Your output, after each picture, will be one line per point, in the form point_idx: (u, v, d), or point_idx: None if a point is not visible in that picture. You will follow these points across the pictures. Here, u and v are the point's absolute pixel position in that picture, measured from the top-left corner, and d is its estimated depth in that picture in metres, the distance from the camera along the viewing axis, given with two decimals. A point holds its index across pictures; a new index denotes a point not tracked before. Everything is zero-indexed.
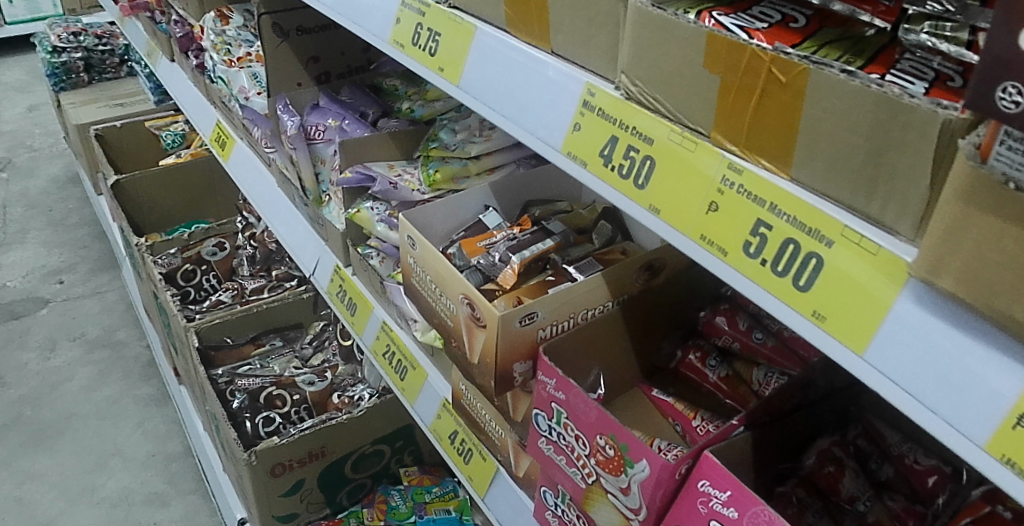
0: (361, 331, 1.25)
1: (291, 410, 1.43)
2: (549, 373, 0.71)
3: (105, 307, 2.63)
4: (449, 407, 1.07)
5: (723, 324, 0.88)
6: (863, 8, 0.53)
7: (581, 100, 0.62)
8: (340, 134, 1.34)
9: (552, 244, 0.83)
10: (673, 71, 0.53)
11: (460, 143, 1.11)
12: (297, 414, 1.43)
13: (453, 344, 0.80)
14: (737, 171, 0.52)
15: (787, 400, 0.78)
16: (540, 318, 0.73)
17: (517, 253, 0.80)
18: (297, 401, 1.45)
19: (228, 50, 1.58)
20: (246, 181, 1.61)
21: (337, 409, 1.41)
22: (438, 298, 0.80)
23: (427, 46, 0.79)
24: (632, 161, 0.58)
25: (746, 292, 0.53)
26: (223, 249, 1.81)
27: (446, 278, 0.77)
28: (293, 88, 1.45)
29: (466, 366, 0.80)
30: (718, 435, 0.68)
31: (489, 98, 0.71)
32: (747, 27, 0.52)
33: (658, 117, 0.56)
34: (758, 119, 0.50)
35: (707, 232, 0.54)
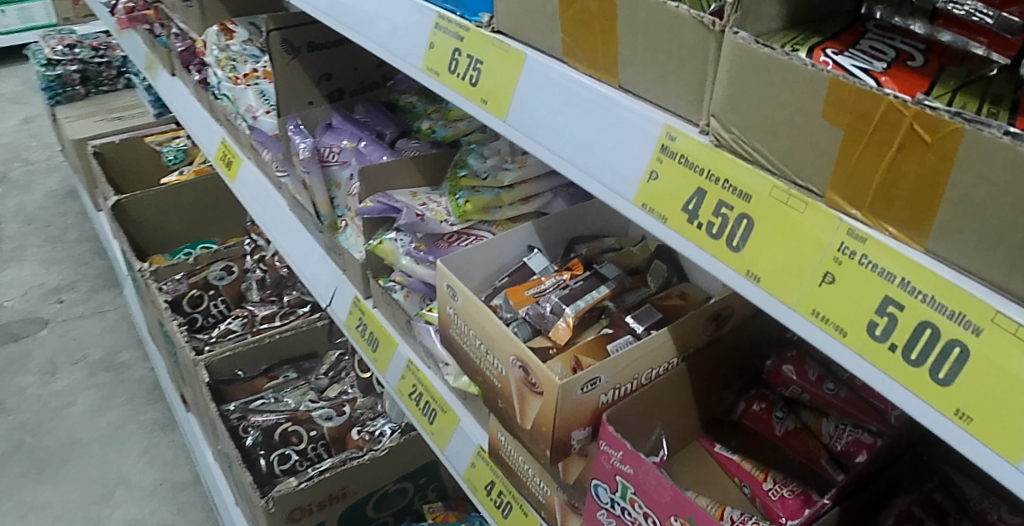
0: (384, 370, 1.17)
1: (308, 447, 1.36)
2: (615, 444, 0.64)
3: (107, 327, 2.55)
4: (484, 455, 1.00)
5: (791, 374, 0.82)
6: (973, 38, 0.46)
7: (659, 144, 0.54)
8: (356, 156, 1.26)
9: (607, 291, 0.79)
10: (782, 119, 0.45)
11: (492, 171, 1.05)
12: (314, 451, 1.35)
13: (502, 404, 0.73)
14: (859, 238, 0.44)
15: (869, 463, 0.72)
16: (603, 383, 0.66)
17: (571, 304, 0.76)
18: (314, 437, 1.37)
19: (234, 67, 1.50)
20: (254, 203, 1.52)
21: (357, 447, 1.33)
22: (483, 357, 0.73)
23: (466, 75, 0.70)
24: (724, 219, 0.50)
25: (867, 378, 0.46)
26: (231, 272, 1.75)
27: (494, 334, 0.70)
28: (304, 107, 1.37)
29: (516, 429, 0.73)
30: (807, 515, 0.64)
31: (546, 136, 0.63)
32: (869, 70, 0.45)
33: (757, 170, 0.48)
34: (891, 179, 0.42)
35: (819, 306, 0.46)
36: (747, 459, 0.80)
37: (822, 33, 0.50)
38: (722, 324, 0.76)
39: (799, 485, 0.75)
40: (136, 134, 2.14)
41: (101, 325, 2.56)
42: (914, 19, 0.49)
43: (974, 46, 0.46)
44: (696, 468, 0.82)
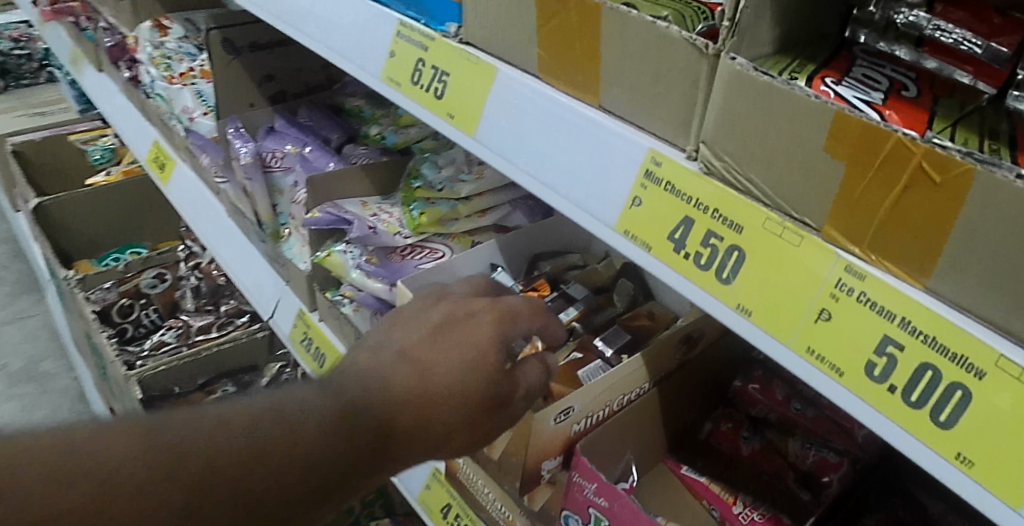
0: None
1: None
2: (591, 476, 0.62)
3: (28, 335, 2.40)
4: (439, 477, 0.96)
5: (758, 393, 0.84)
6: (960, 66, 0.46)
7: (643, 169, 0.51)
8: (301, 162, 1.20)
9: (576, 312, 0.78)
10: (781, 150, 0.44)
11: (448, 183, 1.00)
12: None
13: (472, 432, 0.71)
14: (857, 275, 0.43)
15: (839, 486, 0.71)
16: (577, 411, 0.65)
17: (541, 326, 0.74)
18: None
19: (169, 65, 1.44)
20: (190, 208, 1.43)
21: None
22: None
23: (430, 87, 0.66)
24: (713, 250, 0.48)
25: (863, 418, 0.44)
26: (164, 280, 1.66)
27: None
28: (246, 110, 1.31)
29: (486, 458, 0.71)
30: None
31: (519, 156, 0.60)
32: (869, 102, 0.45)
33: (749, 201, 0.47)
34: (894, 215, 0.41)
35: (815, 344, 0.45)
36: (716, 481, 0.79)
37: (814, 59, 0.49)
38: (692, 345, 0.74)
39: (769, 508, 0.76)
40: (58, 131, 2.00)
41: (22, 333, 2.40)
42: (900, 45, 0.48)
43: (957, 72, 0.46)
44: (665, 494, 0.81)
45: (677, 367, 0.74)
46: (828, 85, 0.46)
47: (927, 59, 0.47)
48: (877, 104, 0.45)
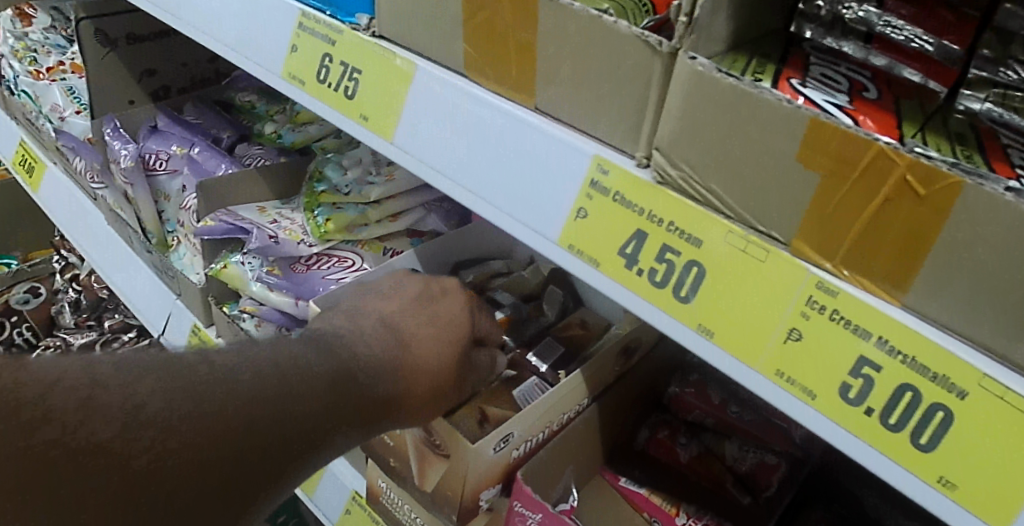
0: None
1: None
2: (533, 507, 0.57)
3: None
4: (360, 500, 0.88)
5: (693, 398, 0.82)
6: (908, 64, 0.44)
7: (587, 178, 0.47)
8: (189, 165, 1.08)
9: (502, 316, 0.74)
10: (747, 158, 0.41)
11: (356, 185, 0.91)
12: None
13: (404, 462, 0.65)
14: (830, 291, 0.40)
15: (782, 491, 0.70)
16: (516, 437, 0.60)
17: None
18: None
19: (34, 59, 1.29)
20: (65, 217, 1.29)
21: None
22: None
23: (339, 86, 0.59)
24: (670, 266, 0.44)
25: (836, 443, 0.41)
26: (38, 295, 1.51)
27: None
28: (124, 107, 1.18)
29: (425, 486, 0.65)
30: None
31: (444, 163, 0.53)
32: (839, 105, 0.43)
33: (710, 214, 0.43)
34: (869, 227, 0.39)
35: (785, 367, 0.42)
36: (656, 492, 0.77)
37: (770, 57, 0.47)
38: (629, 356, 0.72)
39: (712, 517, 0.74)
40: None
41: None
42: (847, 41, 0.45)
43: (904, 68, 0.44)
44: (605, 507, 0.78)
45: (615, 379, 0.71)
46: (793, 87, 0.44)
47: (875, 55, 0.45)
48: (848, 108, 0.43)
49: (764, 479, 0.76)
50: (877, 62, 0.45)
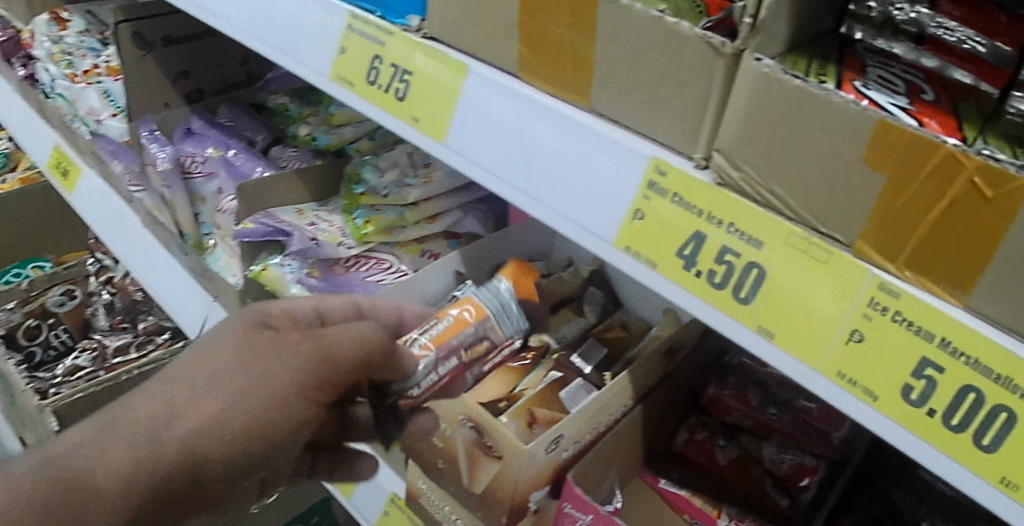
0: None
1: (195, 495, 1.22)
2: (585, 508, 0.58)
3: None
4: (398, 502, 0.89)
5: (732, 399, 0.80)
6: (960, 66, 0.43)
7: (645, 179, 0.47)
8: (224, 166, 1.09)
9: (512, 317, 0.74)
10: (811, 160, 0.41)
11: (394, 188, 0.92)
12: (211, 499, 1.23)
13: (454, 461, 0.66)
14: (892, 293, 0.40)
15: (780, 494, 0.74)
16: (566, 440, 0.61)
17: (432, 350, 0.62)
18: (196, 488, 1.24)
19: (71, 63, 1.31)
20: (99, 220, 1.31)
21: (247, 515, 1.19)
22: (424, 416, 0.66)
23: (389, 88, 0.59)
24: (729, 267, 0.44)
25: (897, 443, 0.41)
26: (73, 297, 1.53)
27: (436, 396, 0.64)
28: (160, 109, 1.19)
29: (473, 489, 0.66)
30: None
31: (495, 163, 0.54)
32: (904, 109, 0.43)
33: (771, 215, 0.43)
34: (935, 228, 0.39)
35: (846, 368, 0.42)
36: (697, 494, 0.77)
37: (828, 58, 0.47)
38: (672, 357, 0.72)
39: (754, 519, 0.73)
40: None
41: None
42: (899, 42, 0.45)
43: (957, 71, 0.43)
44: (644, 511, 0.78)
45: (660, 379, 0.72)
46: (857, 88, 0.44)
47: (925, 56, 0.44)
48: (913, 110, 0.43)
49: (801, 481, 0.76)
50: (926, 62, 0.44)
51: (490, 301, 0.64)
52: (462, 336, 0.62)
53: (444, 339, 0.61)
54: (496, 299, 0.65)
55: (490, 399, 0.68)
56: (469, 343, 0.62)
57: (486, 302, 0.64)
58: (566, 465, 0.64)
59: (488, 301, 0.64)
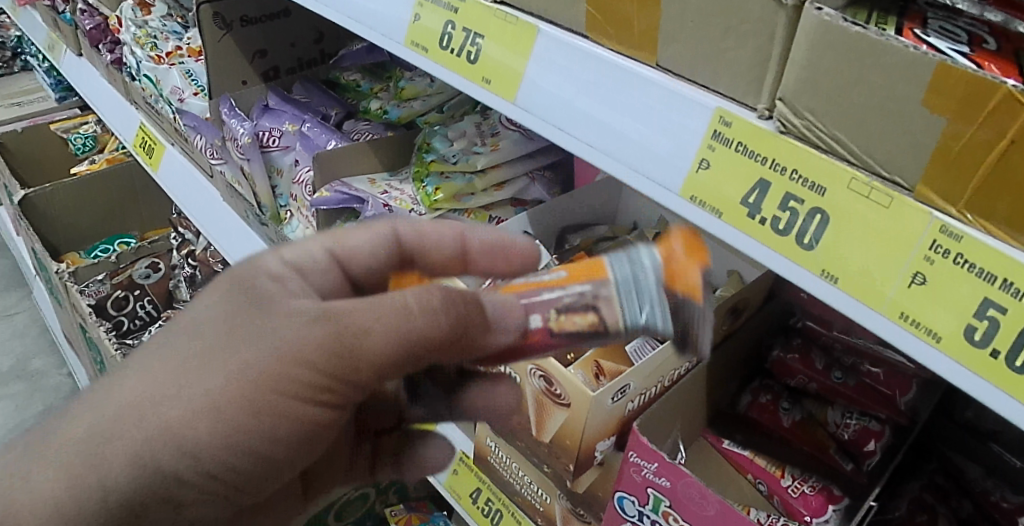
0: None
1: None
2: (652, 457, 0.60)
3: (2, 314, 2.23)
4: (467, 461, 0.92)
5: (796, 362, 0.81)
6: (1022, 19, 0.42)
7: (710, 130, 0.49)
8: (301, 140, 1.15)
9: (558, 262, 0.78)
10: (872, 105, 0.42)
11: (462, 155, 0.96)
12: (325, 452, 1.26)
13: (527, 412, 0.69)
14: (953, 236, 0.41)
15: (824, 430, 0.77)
16: (631, 390, 0.64)
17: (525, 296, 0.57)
18: None
19: (155, 45, 1.38)
20: (182, 194, 1.37)
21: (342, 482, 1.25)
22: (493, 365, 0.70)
23: (462, 51, 0.63)
24: (793, 214, 0.46)
25: (961, 385, 0.42)
26: (157, 270, 1.63)
27: None
28: (238, 87, 1.24)
29: (541, 437, 0.69)
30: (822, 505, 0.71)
31: (564, 121, 0.56)
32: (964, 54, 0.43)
33: (835, 162, 0.44)
34: (998, 169, 0.39)
35: (908, 310, 0.42)
36: (760, 454, 0.78)
37: (888, 10, 0.47)
38: (736, 318, 0.75)
39: (818, 480, 0.75)
40: (36, 122, 1.91)
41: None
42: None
43: (1021, 23, 0.41)
44: (710, 471, 0.79)
45: (723, 337, 0.74)
46: (917, 36, 0.45)
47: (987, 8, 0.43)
48: (974, 55, 0.43)
49: (866, 446, 0.75)
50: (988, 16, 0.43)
51: (620, 265, 0.55)
52: (563, 293, 0.56)
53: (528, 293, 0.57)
54: (628, 268, 0.54)
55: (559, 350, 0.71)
56: (568, 308, 0.55)
57: (613, 268, 0.55)
58: (631, 416, 0.67)
59: (615, 265, 0.55)
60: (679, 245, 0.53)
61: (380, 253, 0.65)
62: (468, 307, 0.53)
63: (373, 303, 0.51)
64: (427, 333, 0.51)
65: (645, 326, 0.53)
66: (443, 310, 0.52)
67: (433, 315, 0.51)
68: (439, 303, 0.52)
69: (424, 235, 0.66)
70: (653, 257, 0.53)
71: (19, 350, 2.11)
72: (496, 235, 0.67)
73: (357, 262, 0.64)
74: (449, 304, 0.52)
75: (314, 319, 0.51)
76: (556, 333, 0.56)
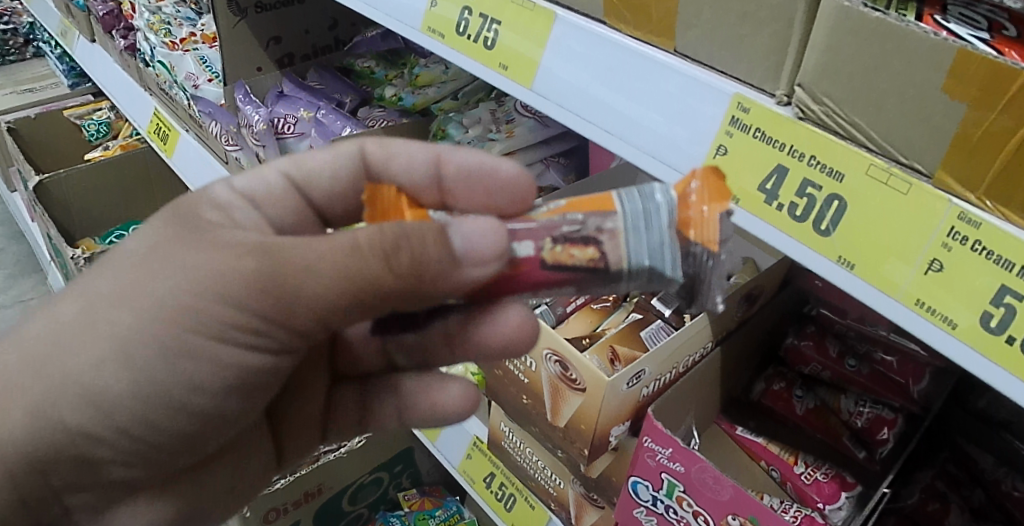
0: (436, 440, 0.99)
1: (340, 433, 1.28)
2: (666, 441, 0.60)
3: (16, 299, 2.24)
4: (481, 446, 0.93)
5: (810, 350, 0.80)
6: None
7: (728, 116, 0.49)
8: (316, 127, 1.14)
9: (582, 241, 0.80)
10: (892, 91, 0.42)
11: (477, 141, 0.97)
12: None
13: (543, 397, 0.70)
14: (972, 223, 0.41)
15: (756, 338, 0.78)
16: (647, 375, 0.64)
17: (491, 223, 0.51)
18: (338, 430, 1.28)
19: (169, 31, 1.39)
20: (196, 179, 1.36)
21: (358, 466, 1.26)
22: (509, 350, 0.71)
23: (479, 37, 0.63)
24: (811, 200, 0.46)
25: (977, 372, 0.42)
26: None
27: None
28: (253, 74, 1.24)
29: (556, 423, 0.69)
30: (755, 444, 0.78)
31: (581, 105, 0.56)
32: (983, 41, 0.43)
33: (853, 148, 0.44)
34: (1017, 156, 0.39)
35: (925, 296, 0.42)
36: (773, 442, 0.78)
37: None
38: (751, 304, 0.75)
39: (831, 467, 0.75)
40: (49, 107, 1.92)
41: (5, 296, 2.24)
42: None
43: None
44: (724, 458, 0.79)
45: (739, 324, 0.75)
46: (937, 23, 0.45)
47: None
48: (994, 42, 0.43)
49: (879, 433, 0.75)
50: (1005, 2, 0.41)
51: (629, 193, 0.50)
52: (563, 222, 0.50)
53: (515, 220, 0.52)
54: (639, 206, 0.49)
55: (575, 335, 0.75)
56: (567, 240, 0.50)
57: (620, 199, 0.50)
58: (646, 401, 0.68)
59: (623, 196, 0.50)
60: (702, 187, 0.48)
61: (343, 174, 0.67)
62: (422, 248, 0.46)
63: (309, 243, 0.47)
64: (377, 277, 0.47)
65: (649, 269, 0.49)
66: (395, 253, 0.46)
67: (384, 257, 0.46)
68: (394, 241, 0.46)
69: (393, 157, 0.65)
70: (665, 192, 0.49)
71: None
72: (477, 156, 0.62)
73: (317, 187, 0.67)
74: (402, 239, 0.46)
75: (246, 253, 0.48)
76: (550, 266, 0.50)
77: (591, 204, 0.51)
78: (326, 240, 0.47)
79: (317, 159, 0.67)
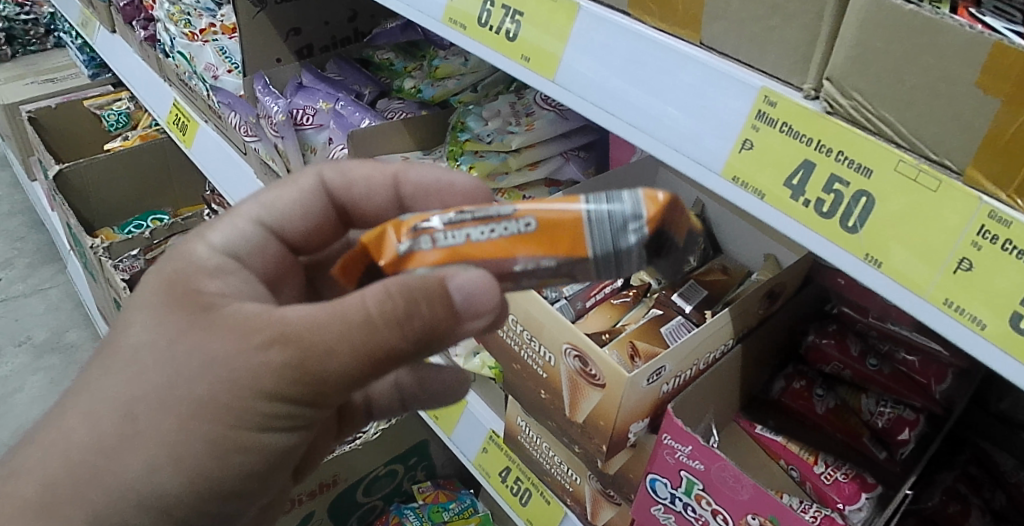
0: (451, 432, 0.99)
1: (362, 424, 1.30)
2: (686, 439, 0.59)
3: (35, 288, 2.26)
4: (498, 440, 0.93)
5: (832, 349, 0.79)
6: None
7: (754, 110, 0.48)
8: (334, 119, 1.14)
9: None
10: (925, 85, 0.41)
11: (496, 134, 0.97)
12: None
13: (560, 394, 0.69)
14: (1003, 221, 0.39)
15: (774, 337, 0.77)
16: (667, 372, 0.64)
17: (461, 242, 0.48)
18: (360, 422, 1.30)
19: (188, 21, 1.39)
20: (216, 171, 1.35)
21: (373, 458, 1.27)
22: (527, 343, 0.71)
23: (501, 29, 0.63)
24: (838, 196, 0.45)
25: (1006, 373, 0.41)
26: None
27: (543, 326, 0.67)
28: (273, 65, 1.24)
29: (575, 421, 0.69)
30: (776, 444, 0.77)
31: (603, 98, 0.56)
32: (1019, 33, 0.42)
33: (882, 143, 0.43)
34: None
35: (953, 296, 0.41)
36: (793, 441, 0.77)
37: None
38: (773, 300, 0.74)
39: (851, 467, 0.73)
40: (70, 97, 1.93)
41: (25, 284, 2.27)
42: None
43: None
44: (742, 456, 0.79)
45: (761, 321, 0.74)
46: (972, 15, 0.44)
47: None
48: None
49: (900, 433, 0.74)
50: None
51: (600, 225, 0.47)
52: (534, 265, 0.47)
53: (485, 259, 0.48)
54: (610, 244, 0.46)
55: (595, 330, 0.75)
56: (541, 279, 0.49)
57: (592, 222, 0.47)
58: (666, 399, 0.67)
59: (595, 231, 0.47)
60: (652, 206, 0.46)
61: (312, 207, 0.68)
62: (436, 310, 0.48)
63: (323, 312, 0.49)
64: (391, 341, 0.48)
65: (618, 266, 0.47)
66: (407, 320, 0.47)
67: (398, 325, 0.48)
68: (406, 308, 0.47)
69: (353, 182, 0.68)
70: (632, 219, 0.46)
71: (54, 324, 2.15)
72: (432, 175, 0.67)
73: (292, 228, 0.66)
74: (414, 303, 0.47)
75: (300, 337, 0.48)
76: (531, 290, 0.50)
77: (558, 241, 0.47)
78: (335, 311, 0.48)
79: (283, 199, 0.66)
